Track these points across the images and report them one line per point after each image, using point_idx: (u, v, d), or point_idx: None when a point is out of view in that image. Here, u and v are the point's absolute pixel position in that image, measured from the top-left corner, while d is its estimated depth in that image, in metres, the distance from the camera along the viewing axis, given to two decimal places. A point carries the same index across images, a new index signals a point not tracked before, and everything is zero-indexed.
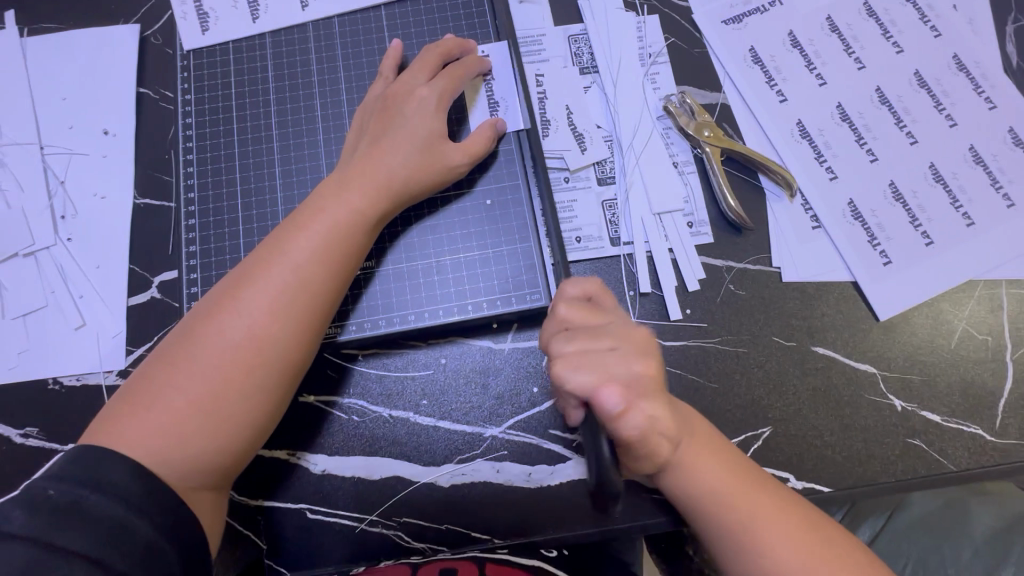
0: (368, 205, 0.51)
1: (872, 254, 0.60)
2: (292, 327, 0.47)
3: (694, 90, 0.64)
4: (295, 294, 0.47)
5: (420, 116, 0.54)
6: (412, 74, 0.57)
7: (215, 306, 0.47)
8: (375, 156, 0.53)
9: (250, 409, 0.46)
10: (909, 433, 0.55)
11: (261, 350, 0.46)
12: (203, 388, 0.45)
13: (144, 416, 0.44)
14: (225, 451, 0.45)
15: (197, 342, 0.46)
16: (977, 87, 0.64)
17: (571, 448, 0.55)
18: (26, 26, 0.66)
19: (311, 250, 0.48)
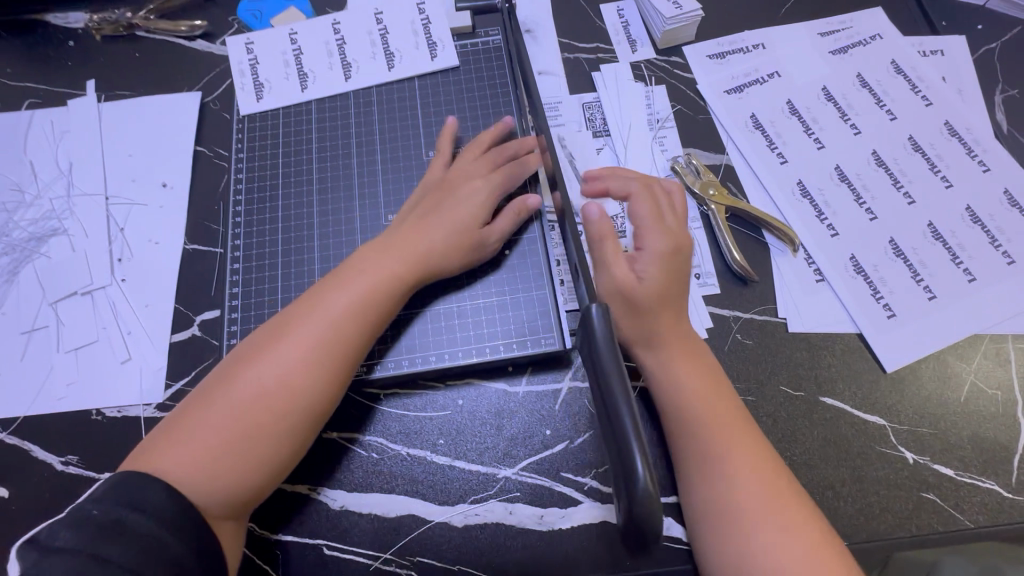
0: (399, 271, 0.56)
1: (876, 307, 0.62)
2: (322, 378, 0.50)
3: (700, 152, 0.69)
4: (327, 347, 0.51)
5: (467, 199, 0.60)
6: (478, 150, 0.64)
7: (252, 354, 0.51)
8: (420, 225, 0.58)
9: (274, 449, 0.49)
10: (923, 486, 0.55)
11: (292, 399, 0.49)
12: (232, 428, 0.48)
13: (178, 449, 0.47)
14: (251, 486, 0.48)
15: (235, 385, 0.49)
16: (970, 151, 0.68)
17: (583, 492, 0.56)
18: (103, 93, 0.76)
19: (348, 308, 0.53)
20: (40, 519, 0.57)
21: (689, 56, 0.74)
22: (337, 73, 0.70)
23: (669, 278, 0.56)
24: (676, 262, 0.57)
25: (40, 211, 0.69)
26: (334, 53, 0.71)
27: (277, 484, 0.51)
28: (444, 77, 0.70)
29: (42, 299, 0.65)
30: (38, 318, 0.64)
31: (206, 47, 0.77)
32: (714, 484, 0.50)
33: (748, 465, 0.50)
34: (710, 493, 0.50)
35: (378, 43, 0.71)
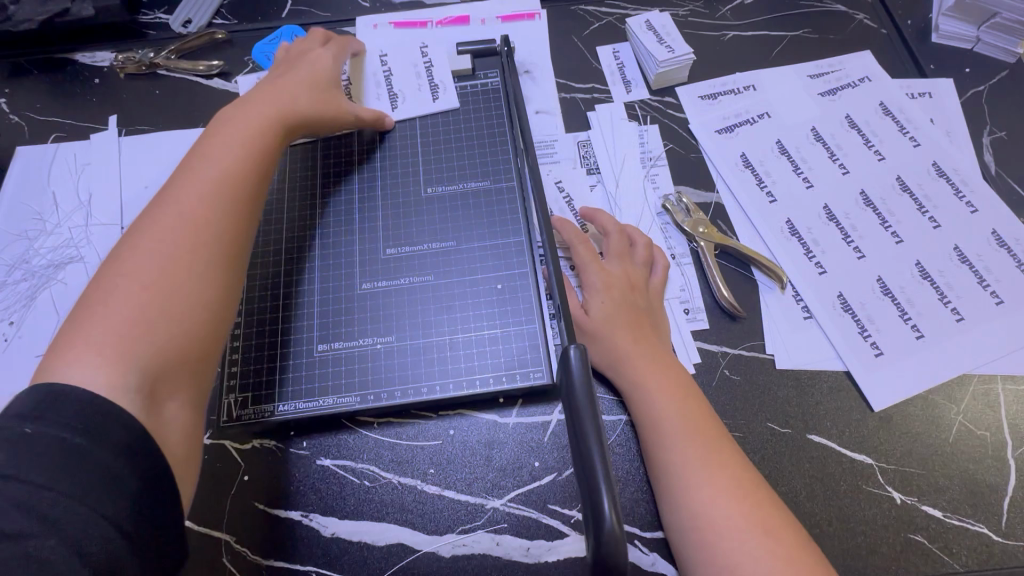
0: (266, 123, 0.61)
1: (863, 345, 0.62)
2: (229, 204, 0.54)
3: (690, 190, 0.71)
4: (228, 181, 0.55)
5: (300, 92, 0.65)
6: (308, 40, 0.72)
7: (157, 204, 0.53)
8: (274, 92, 0.64)
9: (209, 278, 0.50)
10: (910, 527, 0.55)
11: (206, 228, 0.52)
12: (158, 261, 0.49)
13: (81, 336, 0.44)
14: (195, 304, 0.49)
15: (116, 280, 0.47)
16: (958, 192, 0.69)
17: (570, 524, 0.57)
18: (124, 128, 0.80)
19: (236, 150, 0.57)
20: None
21: (682, 97, 0.77)
22: None
23: (638, 307, 0.62)
24: (646, 294, 0.63)
25: (59, 239, 0.73)
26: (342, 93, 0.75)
27: (201, 353, 0.49)
28: (444, 116, 0.74)
29: (56, 323, 0.68)
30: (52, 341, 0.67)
31: (222, 85, 0.82)
32: (686, 490, 0.51)
33: (717, 467, 0.52)
34: (684, 501, 0.51)
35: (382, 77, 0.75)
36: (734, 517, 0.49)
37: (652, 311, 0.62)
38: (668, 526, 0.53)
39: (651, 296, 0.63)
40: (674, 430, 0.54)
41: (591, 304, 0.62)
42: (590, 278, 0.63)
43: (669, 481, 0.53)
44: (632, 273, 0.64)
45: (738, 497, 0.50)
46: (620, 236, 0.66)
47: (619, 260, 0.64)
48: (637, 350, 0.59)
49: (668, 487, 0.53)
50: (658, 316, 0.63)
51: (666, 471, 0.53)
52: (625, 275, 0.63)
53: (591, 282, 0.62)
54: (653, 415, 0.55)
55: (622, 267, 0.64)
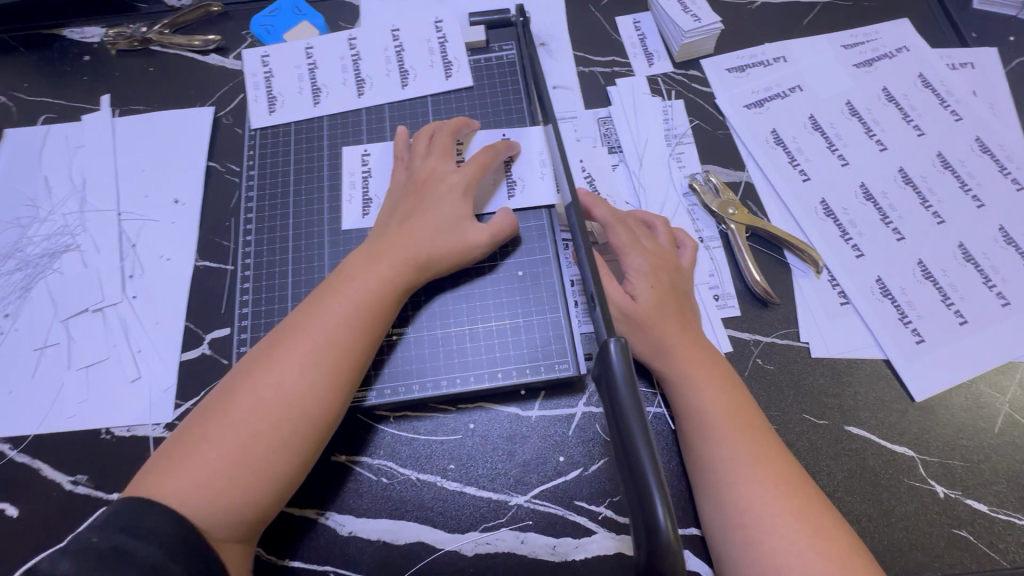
0: (391, 281, 0.54)
1: (904, 332, 0.59)
2: (323, 386, 0.50)
3: (718, 169, 0.68)
4: (327, 356, 0.50)
5: (447, 200, 0.58)
6: (438, 159, 0.60)
7: (265, 356, 0.51)
8: (402, 234, 0.56)
9: (281, 457, 0.48)
10: (954, 522, 0.53)
11: (294, 410, 0.49)
12: (241, 434, 0.48)
13: (182, 470, 0.47)
14: (266, 482, 0.48)
15: (235, 401, 0.49)
16: (1003, 169, 0.65)
17: (597, 521, 0.55)
18: (118, 108, 0.76)
19: (344, 317, 0.52)
20: (48, 538, 0.56)
21: (708, 69, 0.73)
22: (351, 87, 0.68)
23: (677, 293, 0.58)
24: (680, 279, 0.59)
25: (53, 227, 0.69)
26: (348, 69, 0.69)
27: (282, 494, 0.50)
28: (457, 93, 0.68)
29: (54, 315, 0.65)
30: (50, 334, 0.64)
31: (220, 61, 0.77)
32: (731, 486, 0.49)
33: (764, 464, 0.49)
34: (728, 496, 0.49)
35: (505, 175, 0.64)
36: (784, 516, 0.47)
37: (686, 297, 0.59)
38: (707, 522, 0.51)
39: (684, 281, 0.60)
40: (721, 423, 0.51)
41: (638, 290, 0.57)
42: (633, 262, 0.58)
43: (710, 475, 0.51)
44: (665, 256, 0.60)
45: (786, 495, 0.48)
46: (639, 223, 0.62)
47: (652, 245, 0.60)
48: (685, 341, 0.56)
49: (709, 481, 0.51)
50: (691, 301, 0.60)
51: (710, 465, 0.51)
52: (663, 262, 0.59)
53: (632, 265, 0.58)
54: (708, 407, 0.52)
55: (660, 252, 0.60)
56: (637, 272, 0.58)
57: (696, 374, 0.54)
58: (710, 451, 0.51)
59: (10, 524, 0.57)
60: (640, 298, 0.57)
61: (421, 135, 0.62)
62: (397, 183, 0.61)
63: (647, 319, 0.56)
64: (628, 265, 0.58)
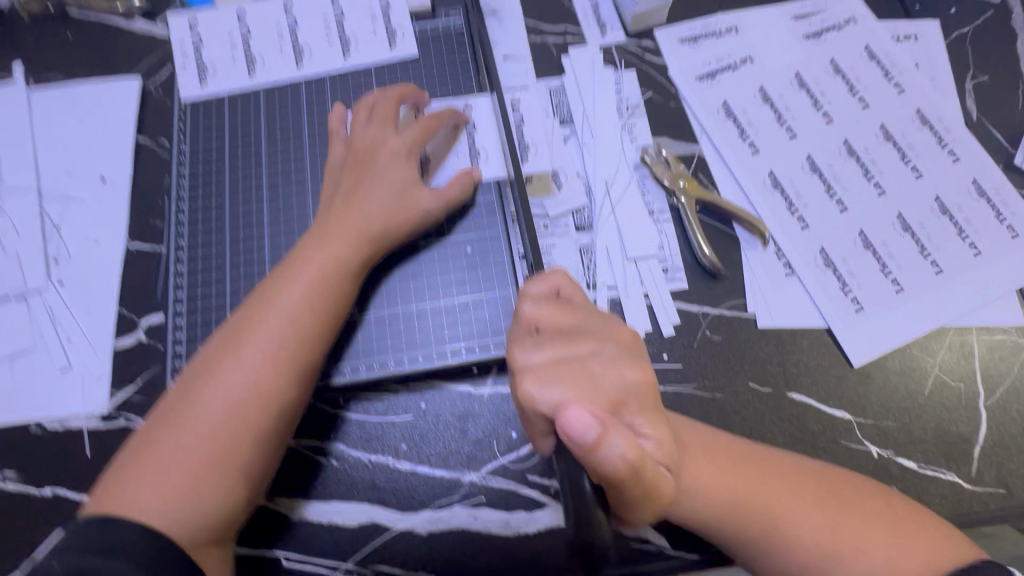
0: (351, 258, 0.52)
1: (844, 300, 0.61)
2: (294, 369, 0.48)
3: (669, 142, 0.67)
4: (297, 343, 0.48)
5: (393, 164, 0.54)
6: (377, 128, 0.56)
7: (227, 349, 0.48)
8: (351, 207, 0.53)
9: (259, 450, 0.47)
10: (885, 480, 0.56)
11: (269, 398, 0.47)
12: (214, 432, 0.45)
13: (152, 478, 0.44)
14: (244, 474, 0.46)
15: (201, 398, 0.46)
16: (940, 140, 0.67)
17: (549, 494, 0.55)
18: (32, 78, 0.70)
19: (309, 300, 0.49)
20: None
21: (660, 40, 0.71)
22: (288, 56, 0.64)
23: (614, 390, 0.40)
24: (598, 365, 0.40)
25: None
26: (284, 36, 0.65)
27: (261, 487, 0.49)
28: (402, 63, 0.65)
29: None
30: None
31: (145, 27, 0.72)
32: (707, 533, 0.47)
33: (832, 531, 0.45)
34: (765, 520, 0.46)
35: (463, 139, 0.61)
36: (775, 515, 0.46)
37: (626, 385, 0.40)
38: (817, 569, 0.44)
39: (610, 436, 0.35)
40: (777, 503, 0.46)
41: (592, 448, 0.35)
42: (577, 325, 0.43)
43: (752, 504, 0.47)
44: (571, 298, 0.45)
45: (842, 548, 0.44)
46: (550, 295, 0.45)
47: (586, 356, 0.41)
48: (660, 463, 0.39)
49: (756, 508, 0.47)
50: (608, 350, 0.42)
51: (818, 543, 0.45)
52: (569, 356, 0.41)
53: (540, 372, 0.40)
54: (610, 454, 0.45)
55: (518, 314, 0.44)
56: (589, 426, 0.35)
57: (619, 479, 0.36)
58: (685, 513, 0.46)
59: None
60: (547, 401, 0.39)
61: (361, 107, 0.58)
62: (334, 160, 0.57)
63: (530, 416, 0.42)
64: (533, 390, 0.39)
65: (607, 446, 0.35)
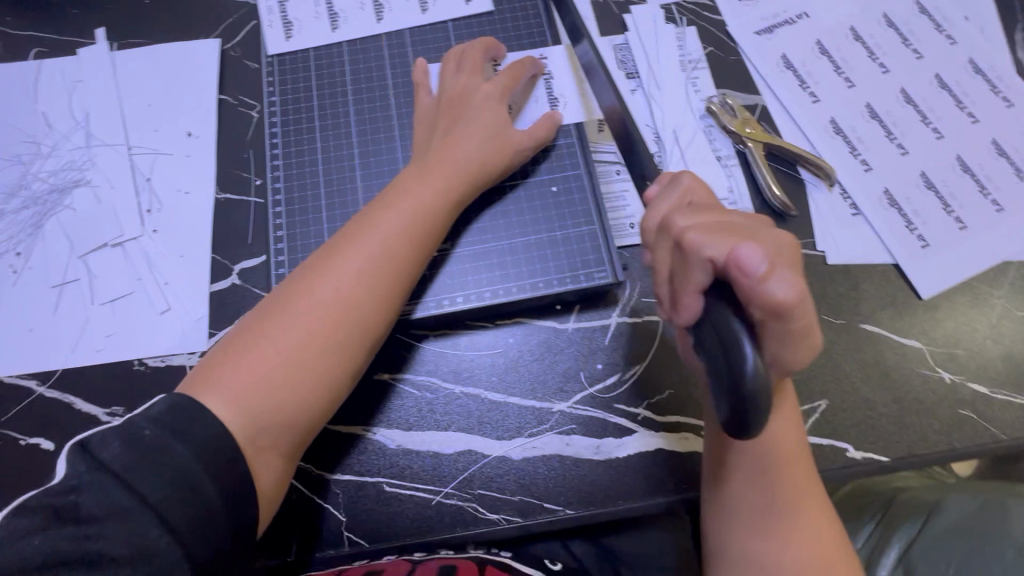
0: (446, 193, 0.53)
1: (910, 238, 0.63)
2: (380, 292, 0.50)
3: (733, 92, 0.70)
4: (385, 265, 0.50)
5: (487, 107, 0.57)
6: (468, 75, 0.58)
7: (323, 261, 0.50)
8: (448, 145, 0.55)
9: (338, 366, 0.48)
10: (959, 404, 0.58)
11: (353, 314, 0.49)
12: (301, 338, 0.47)
13: (242, 368, 0.46)
14: (322, 386, 0.48)
15: (293, 302, 0.48)
16: (994, 88, 0.70)
17: (637, 421, 0.57)
18: (115, 41, 0.72)
19: (402, 226, 0.51)
20: None
21: None
22: (369, 11, 0.66)
23: (774, 248, 0.38)
24: (755, 228, 0.40)
25: (58, 163, 0.66)
26: None
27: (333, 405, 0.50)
28: (478, 17, 0.67)
29: (70, 251, 0.63)
30: (68, 270, 0.62)
31: None
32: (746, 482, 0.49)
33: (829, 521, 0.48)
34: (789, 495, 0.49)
35: (541, 87, 0.63)
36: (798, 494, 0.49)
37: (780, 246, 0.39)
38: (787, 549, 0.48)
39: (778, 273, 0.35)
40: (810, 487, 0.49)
41: (762, 280, 0.34)
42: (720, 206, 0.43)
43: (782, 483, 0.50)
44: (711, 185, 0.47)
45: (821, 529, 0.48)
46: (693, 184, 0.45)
47: (739, 221, 0.40)
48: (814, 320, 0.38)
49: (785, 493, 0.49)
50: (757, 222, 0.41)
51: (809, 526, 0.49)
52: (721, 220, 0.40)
53: (703, 225, 0.38)
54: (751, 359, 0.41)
55: (675, 182, 0.45)
56: (759, 260, 0.35)
57: (784, 312, 0.35)
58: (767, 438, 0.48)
59: (49, 457, 0.56)
60: (715, 248, 0.37)
61: (450, 57, 0.60)
62: (424, 107, 0.59)
63: (675, 272, 0.40)
64: (700, 238, 0.37)
65: (774, 280, 0.35)
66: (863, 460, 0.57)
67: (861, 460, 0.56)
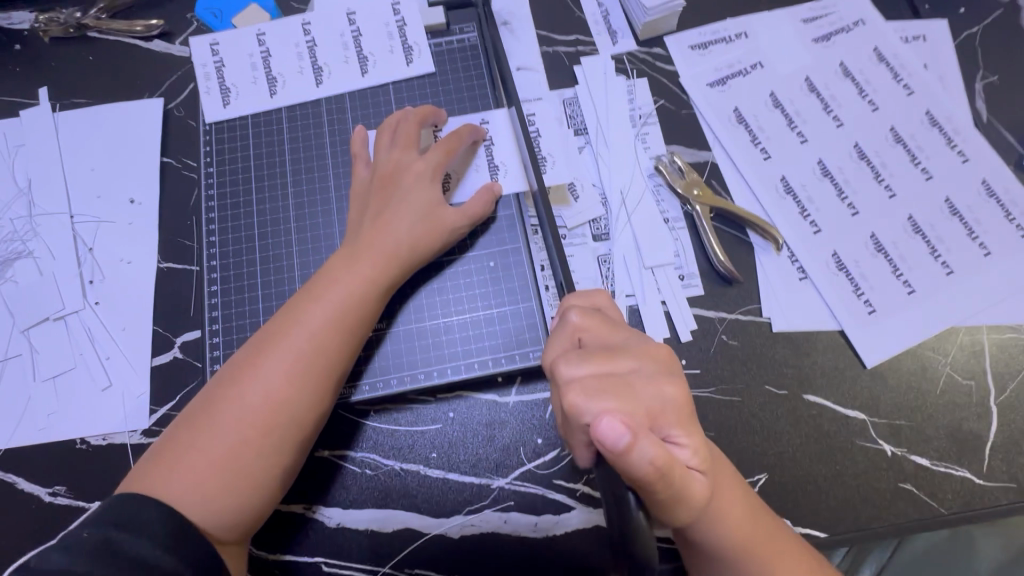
0: (375, 278, 0.53)
1: (857, 303, 0.63)
2: (311, 386, 0.50)
3: (682, 150, 0.69)
4: (314, 359, 0.50)
5: (419, 187, 0.57)
6: (400, 151, 0.58)
7: (251, 359, 0.50)
8: (379, 227, 0.55)
9: (272, 463, 0.49)
10: (900, 477, 0.58)
11: (283, 412, 0.49)
12: (232, 441, 0.47)
13: (172, 477, 0.46)
14: (259, 485, 0.48)
15: (222, 404, 0.49)
16: (950, 142, 0.68)
17: (576, 497, 0.57)
18: (58, 102, 0.71)
19: (331, 316, 0.51)
20: (33, 551, 0.57)
21: (671, 47, 0.72)
22: (308, 76, 0.66)
23: (650, 402, 0.43)
24: (638, 380, 0.43)
25: (0, 234, 0.66)
26: (304, 56, 0.66)
27: (273, 500, 0.50)
28: (420, 80, 0.66)
29: (13, 326, 0.63)
30: (11, 345, 0.62)
31: (165, 48, 0.73)
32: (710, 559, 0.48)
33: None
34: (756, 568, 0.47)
35: (482, 154, 0.63)
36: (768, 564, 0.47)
37: (658, 398, 0.43)
38: None
39: (640, 443, 0.38)
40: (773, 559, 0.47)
41: (624, 452, 0.37)
42: (619, 346, 0.46)
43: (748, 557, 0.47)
44: (609, 313, 0.50)
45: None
46: (594, 316, 0.48)
47: (625, 371, 0.44)
48: (692, 470, 0.42)
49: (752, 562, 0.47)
50: (645, 366, 0.45)
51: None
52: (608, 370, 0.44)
53: (584, 382, 0.42)
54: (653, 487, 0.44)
55: (564, 320, 0.48)
56: (622, 433, 0.37)
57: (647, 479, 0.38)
58: (708, 535, 0.46)
59: None
60: (590, 411, 0.41)
61: (385, 128, 0.60)
62: (359, 181, 0.59)
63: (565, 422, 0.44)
64: (578, 399, 0.41)
65: (639, 450, 0.38)
66: (801, 536, 0.56)
67: (799, 536, 0.56)
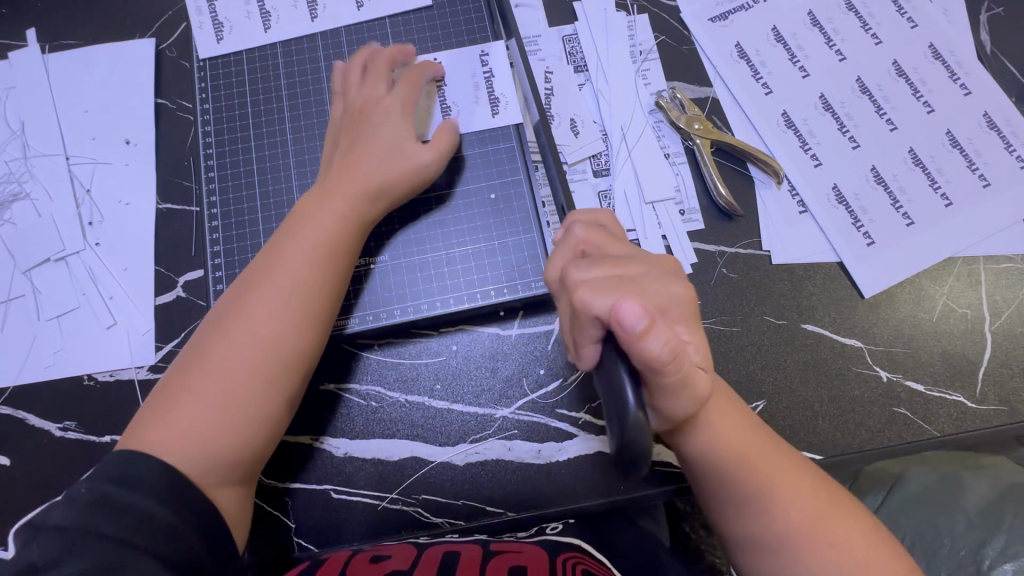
0: (348, 213, 0.53)
1: (856, 235, 0.63)
2: (296, 320, 0.50)
3: (684, 86, 0.68)
4: (297, 294, 0.50)
5: (385, 122, 0.56)
6: (370, 85, 0.57)
7: (234, 304, 0.50)
8: (350, 165, 0.55)
9: (265, 398, 0.48)
10: (894, 402, 0.59)
11: (272, 347, 0.49)
12: (222, 380, 0.47)
13: (165, 424, 0.46)
14: (253, 420, 0.48)
15: (210, 349, 0.49)
16: (952, 75, 0.68)
17: (578, 425, 0.59)
18: (47, 43, 0.70)
19: (308, 255, 0.51)
20: (49, 482, 0.58)
21: None
22: (302, 9, 0.64)
23: (665, 299, 0.40)
24: (648, 279, 0.41)
25: None
26: None
27: (270, 439, 0.50)
28: (417, 14, 0.65)
29: (14, 268, 0.63)
30: (13, 287, 0.62)
31: None
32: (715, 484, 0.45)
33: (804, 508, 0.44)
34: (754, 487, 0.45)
35: (482, 86, 0.63)
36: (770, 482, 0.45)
37: (673, 298, 0.41)
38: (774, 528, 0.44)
39: (657, 328, 0.36)
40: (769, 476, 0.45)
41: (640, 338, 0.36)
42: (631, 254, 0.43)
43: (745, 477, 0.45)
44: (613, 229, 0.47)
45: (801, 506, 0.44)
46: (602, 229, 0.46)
47: (637, 273, 0.41)
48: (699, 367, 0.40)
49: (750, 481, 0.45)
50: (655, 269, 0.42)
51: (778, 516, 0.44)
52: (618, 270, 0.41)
53: (594, 282, 0.40)
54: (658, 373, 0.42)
55: (569, 234, 0.45)
56: (638, 317, 0.36)
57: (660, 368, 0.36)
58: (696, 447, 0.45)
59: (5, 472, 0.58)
60: (599, 305, 0.38)
61: (353, 64, 0.59)
62: (335, 118, 0.59)
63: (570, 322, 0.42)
64: (588, 295, 0.39)
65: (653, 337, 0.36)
66: None
67: None
